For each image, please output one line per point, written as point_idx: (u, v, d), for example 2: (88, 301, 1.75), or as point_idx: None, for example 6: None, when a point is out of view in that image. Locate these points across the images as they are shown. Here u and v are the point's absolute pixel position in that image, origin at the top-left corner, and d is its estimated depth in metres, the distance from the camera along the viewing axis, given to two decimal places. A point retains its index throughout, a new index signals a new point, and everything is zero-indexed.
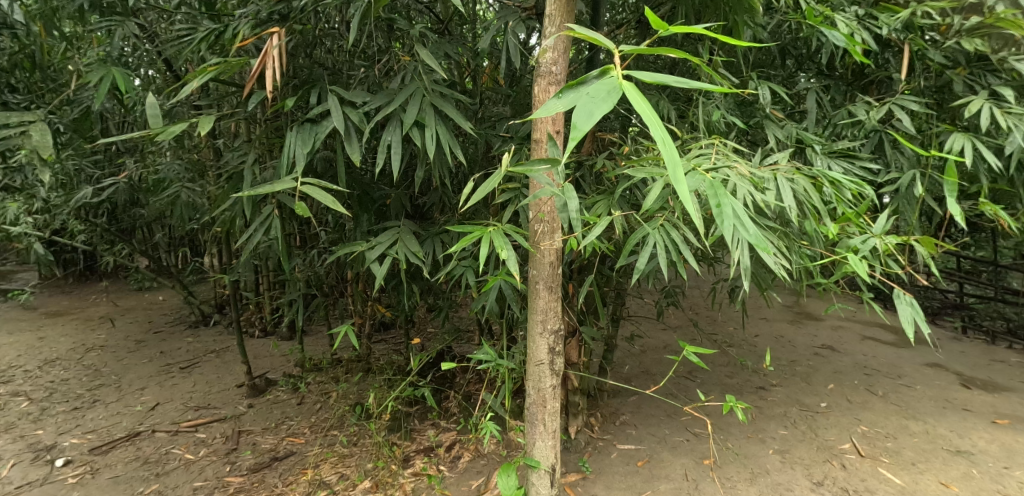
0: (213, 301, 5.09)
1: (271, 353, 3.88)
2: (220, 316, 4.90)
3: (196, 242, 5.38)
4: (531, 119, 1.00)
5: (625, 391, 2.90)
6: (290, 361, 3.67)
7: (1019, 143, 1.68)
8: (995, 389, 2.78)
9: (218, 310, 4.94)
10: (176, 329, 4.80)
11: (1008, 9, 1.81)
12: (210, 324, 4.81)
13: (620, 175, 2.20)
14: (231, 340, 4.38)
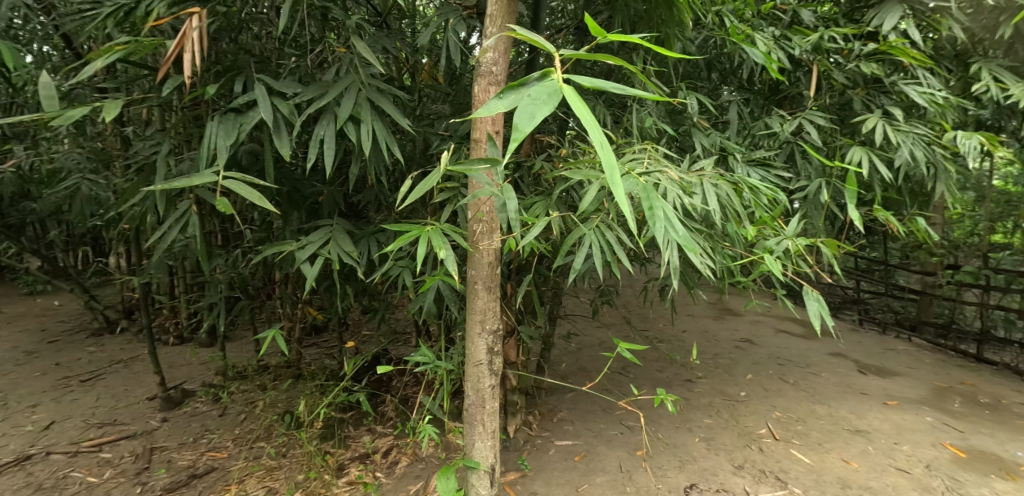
0: (118, 306, 4.62)
1: (188, 362, 3.58)
2: (128, 322, 4.46)
3: (99, 240, 4.86)
4: (472, 118, 0.99)
5: (562, 389, 2.97)
6: (211, 369, 3.40)
7: (907, 157, 1.90)
8: (886, 375, 3.11)
9: (126, 315, 4.50)
10: (75, 337, 4.31)
11: (900, 38, 2.02)
12: (116, 331, 4.36)
13: (557, 177, 2.28)
14: (141, 348, 3.99)
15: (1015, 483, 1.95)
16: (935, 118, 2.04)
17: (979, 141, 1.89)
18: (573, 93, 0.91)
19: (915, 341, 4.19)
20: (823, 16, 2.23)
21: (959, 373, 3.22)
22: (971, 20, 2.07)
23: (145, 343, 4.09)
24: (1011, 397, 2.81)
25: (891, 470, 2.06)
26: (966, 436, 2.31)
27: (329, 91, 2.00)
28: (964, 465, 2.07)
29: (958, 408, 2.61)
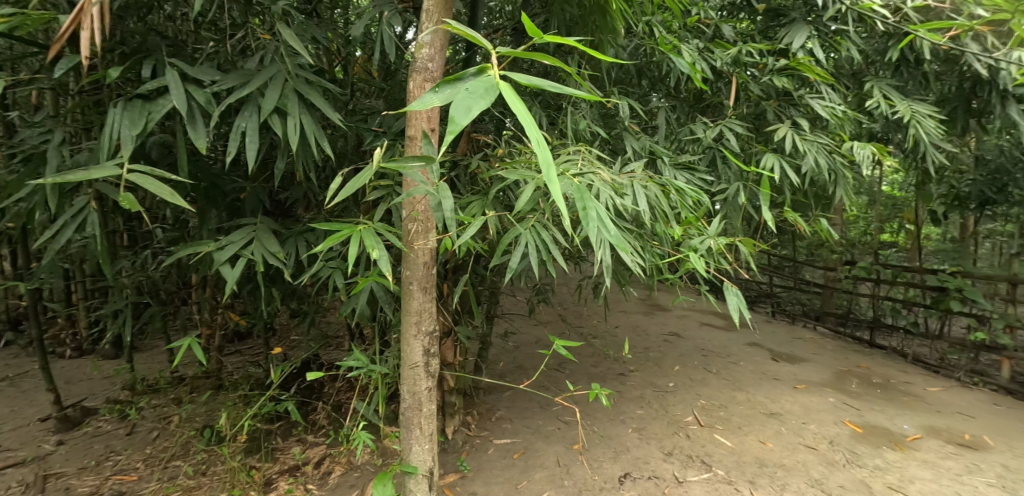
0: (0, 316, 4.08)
1: (89, 376, 3.22)
2: (14, 334, 3.95)
3: None
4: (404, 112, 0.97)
5: (499, 387, 3.00)
6: (116, 384, 3.08)
7: (812, 163, 2.09)
8: (795, 361, 3.41)
9: (12, 327, 3.99)
10: None
11: (807, 56, 2.21)
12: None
13: (494, 177, 2.29)
14: (30, 364, 3.54)
15: (903, 451, 2.21)
16: (836, 129, 2.26)
17: (871, 151, 2.11)
18: (510, 91, 0.92)
19: (820, 330, 4.62)
20: (742, 31, 2.39)
21: (856, 358, 3.59)
22: (866, 43, 2.32)
23: (35, 358, 3.63)
24: (898, 377, 3.17)
25: (801, 448, 2.26)
26: (862, 413, 2.57)
27: (251, 80, 1.87)
28: (861, 439, 2.32)
29: (854, 389, 2.92)
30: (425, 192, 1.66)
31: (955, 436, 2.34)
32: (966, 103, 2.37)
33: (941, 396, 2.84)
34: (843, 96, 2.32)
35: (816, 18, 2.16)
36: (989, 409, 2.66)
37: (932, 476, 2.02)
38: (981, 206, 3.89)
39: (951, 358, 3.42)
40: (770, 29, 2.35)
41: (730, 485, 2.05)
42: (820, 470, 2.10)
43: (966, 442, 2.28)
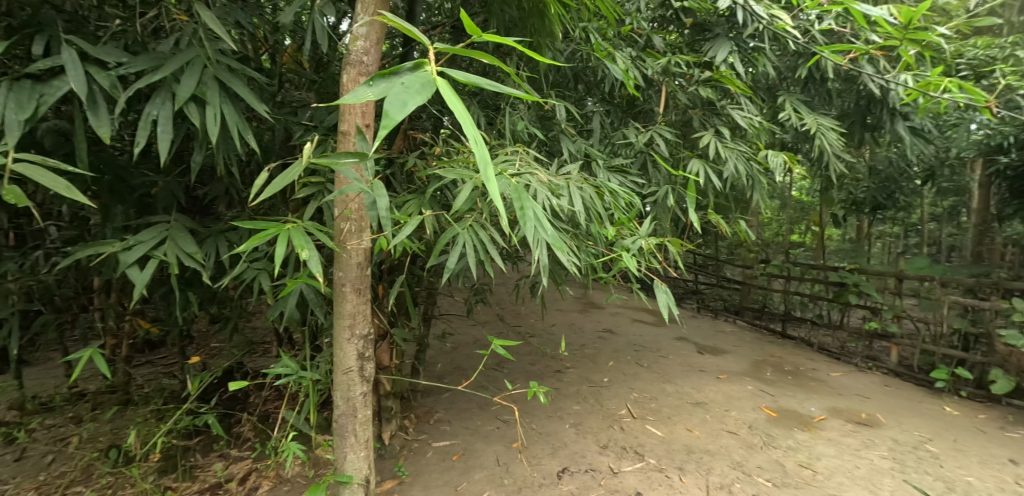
0: None
1: None
2: None
3: None
4: (337, 105, 0.96)
5: (437, 390, 2.97)
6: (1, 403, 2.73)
7: (732, 169, 2.24)
8: (718, 353, 3.66)
9: None
10: None
11: (728, 69, 2.37)
12: None
13: (431, 176, 2.26)
14: None
15: (811, 432, 2.43)
16: (753, 138, 2.44)
17: (783, 159, 2.31)
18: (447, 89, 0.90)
19: (739, 323, 4.86)
20: (671, 43, 2.51)
21: (770, 348, 3.90)
22: (780, 60, 2.53)
23: None
24: (806, 364, 3.48)
25: (723, 434, 2.42)
26: (776, 399, 2.80)
27: (164, 64, 1.69)
28: (776, 423, 2.53)
29: (769, 376, 3.17)
30: (359, 190, 1.59)
31: (854, 416, 2.60)
32: (862, 118, 2.59)
33: (842, 380, 3.16)
34: (759, 108, 2.51)
35: (736, 34, 2.33)
36: (880, 390, 2.99)
37: (836, 452, 2.24)
38: (872, 209, 4.35)
39: (850, 345, 3.72)
40: (695, 42, 2.50)
41: (662, 472, 2.16)
42: (741, 453, 2.26)
43: (863, 420, 2.55)
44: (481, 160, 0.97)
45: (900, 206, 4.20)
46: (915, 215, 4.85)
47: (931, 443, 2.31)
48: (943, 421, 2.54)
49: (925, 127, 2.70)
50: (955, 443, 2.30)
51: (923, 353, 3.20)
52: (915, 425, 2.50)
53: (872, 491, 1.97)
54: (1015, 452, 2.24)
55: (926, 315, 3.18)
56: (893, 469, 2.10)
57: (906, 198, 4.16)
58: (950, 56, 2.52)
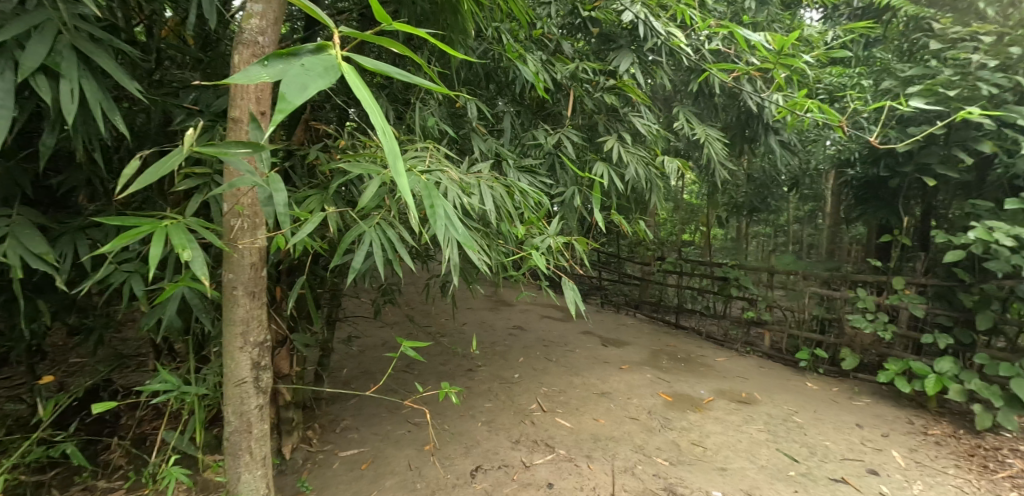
0: None
1: None
2: None
3: None
4: (225, 85, 0.84)
5: (343, 396, 2.83)
6: None
7: (632, 171, 2.40)
8: (620, 345, 3.88)
9: None
10: None
11: (630, 79, 2.53)
12: None
13: (335, 170, 2.11)
14: None
15: (701, 412, 2.69)
16: (652, 144, 2.62)
17: (677, 165, 2.52)
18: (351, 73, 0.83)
19: (639, 316, 5.15)
20: (579, 50, 2.60)
21: (665, 338, 4.23)
22: (675, 74, 2.74)
23: None
24: (696, 351, 3.84)
25: (626, 420, 2.59)
26: (672, 385, 3.05)
27: (4, 25, 1.38)
28: (671, 406, 2.76)
29: (665, 364, 3.45)
30: (252, 184, 1.39)
31: (736, 395, 2.92)
32: (742, 130, 2.93)
33: (726, 364, 3.52)
34: (656, 117, 2.71)
35: (637, 47, 2.51)
36: (756, 371, 3.39)
37: (722, 429, 2.51)
38: (749, 212, 4.87)
39: (733, 332, 4.14)
40: (601, 51, 2.62)
41: (571, 462, 2.25)
42: (642, 437, 2.44)
43: (743, 398, 2.88)
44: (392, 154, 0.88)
45: (770, 209, 4.75)
46: (782, 217, 5.51)
47: (797, 414, 2.67)
48: (807, 395, 2.94)
49: (792, 142, 3.11)
50: (815, 413, 2.68)
51: (791, 337, 3.63)
52: (784, 400, 2.87)
53: (753, 461, 2.23)
54: (860, 417, 2.66)
55: (792, 304, 3.63)
56: (768, 440, 2.40)
57: (776, 203, 4.70)
58: (813, 80, 2.92)
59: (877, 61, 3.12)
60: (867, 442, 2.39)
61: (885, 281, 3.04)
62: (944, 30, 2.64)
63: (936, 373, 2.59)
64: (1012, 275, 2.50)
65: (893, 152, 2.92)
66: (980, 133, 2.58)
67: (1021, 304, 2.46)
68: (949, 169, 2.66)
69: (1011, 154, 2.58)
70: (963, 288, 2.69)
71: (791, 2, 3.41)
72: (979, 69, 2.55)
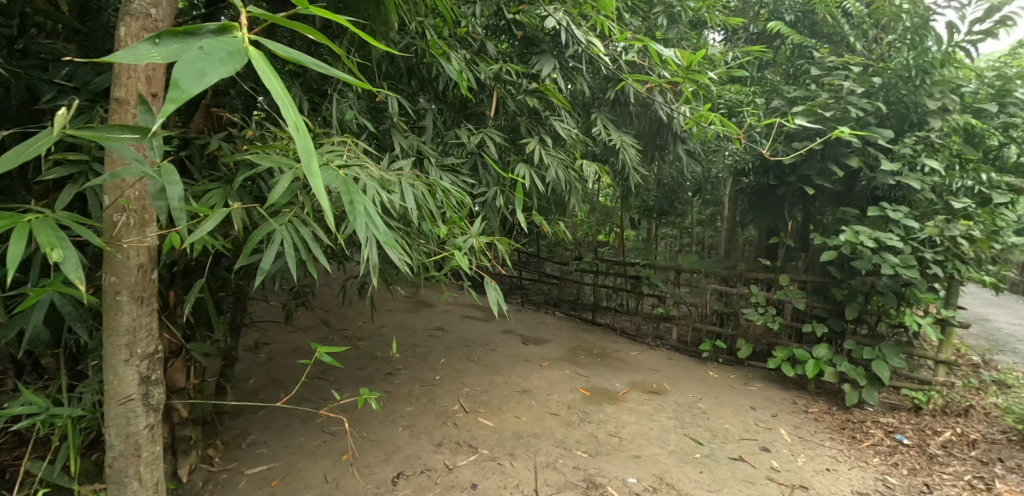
0: None
1: None
2: None
3: None
4: (108, 61, 0.76)
5: (250, 408, 2.63)
6: None
7: (552, 173, 2.46)
8: (541, 343, 3.96)
9: None
10: None
11: (552, 83, 2.60)
12: None
13: (240, 162, 1.92)
14: None
15: (617, 404, 2.83)
16: (571, 148, 2.71)
17: (595, 169, 2.65)
18: (261, 60, 0.79)
19: (558, 314, 5.25)
20: (502, 51, 2.61)
21: (582, 335, 4.38)
22: (596, 82, 2.85)
23: None
24: (611, 346, 4.03)
25: (547, 416, 2.66)
26: (589, 379, 3.18)
27: None
28: (589, 400, 2.87)
29: (583, 359, 3.59)
30: (140, 174, 1.17)
31: (648, 386, 3.12)
32: (653, 139, 3.15)
33: (639, 357, 3.74)
34: (576, 121, 2.83)
35: (559, 53, 2.58)
36: (665, 362, 3.65)
37: (636, 419, 2.66)
38: (658, 214, 5.19)
39: (644, 327, 4.38)
40: (524, 54, 2.66)
41: (494, 461, 2.26)
42: (562, 432, 2.51)
43: (654, 389, 3.08)
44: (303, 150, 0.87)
45: (677, 213, 5.09)
46: (687, 220, 5.90)
47: (701, 401, 2.91)
48: (709, 383, 3.21)
49: (697, 151, 3.37)
50: (716, 399, 2.95)
51: (695, 331, 3.95)
52: (690, 388, 3.12)
53: (664, 447, 2.40)
54: (753, 400, 2.97)
55: (696, 300, 3.94)
56: (676, 426, 2.60)
57: (682, 206, 5.05)
58: (716, 95, 3.19)
59: (769, 82, 3.49)
60: (760, 423, 2.68)
61: (773, 279, 3.41)
62: (822, 59, 3.03)
63: (815, 358, 2.97)
64: (872, 272, 2.92)
65: (780, 165, 3.26)
66: (850, 150, 2.99)
67: (879, 297, 2.88)
68: (824, 181, 3.06)
69: (873, 169, 3.00)
70: (835, 284, 3.09)
71: (698, 23, 3.71)
72: (849, 94, 2.95)
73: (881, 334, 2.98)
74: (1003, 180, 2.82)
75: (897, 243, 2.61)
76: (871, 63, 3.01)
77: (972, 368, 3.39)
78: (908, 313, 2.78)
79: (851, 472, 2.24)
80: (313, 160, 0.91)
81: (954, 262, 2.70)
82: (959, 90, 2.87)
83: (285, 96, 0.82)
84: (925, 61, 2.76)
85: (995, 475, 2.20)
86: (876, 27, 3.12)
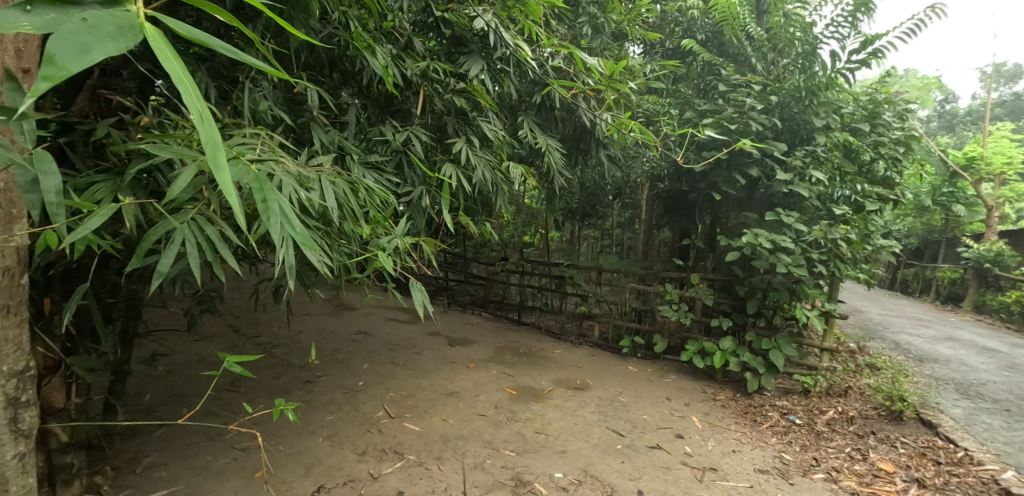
0: None
1: None
2: None
3: None
4: None
5: (147, 428, 2.37)
6: None
7: (478, 174, 2.45)
8: (467, 344, 3.93)
9: None
10: None
11: (480, 84, 2.60)
12: None
13: (133, 152, 1.68)
14: None
15: (543, 402, 2.89)
16: (498, 149, 2.74)
17: (521, 171, 2.70)
18: (159, 38, 0.69)
19: (485, 315, 5.22)
20: (430, 49, 2.58)
21: (509, 335, 4.42)
22: (521, 85, 2.91)
23: None
24: (536, 345, 4.11)
25: (474, 417, 2.65)
26: (516, 378, 3.22)
27: None
28: (515, 399, 2.91)
29: (509, 359, 3.62)
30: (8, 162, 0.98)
31: (572, 383, 3.21)
32: (577, 143, 3.27)
33: (563, 355, 3.84)
34: (503, 123, 2.87)
35: (487, 55, 2.59)
36: (587, 359, 3.78)
37: (561, 415, 2.74)
38: (581, 217, 5.35)
39: (568, 326, 4.51)
40: (452, 53, 2.66)
41: (421, 466, 2.21)
42: (489, 432, 2.52)
43: (578, 385, 3.19)
44: (210, 144, 0.77)
45: (598, 215, 5.28)
46: (607, 222, 6.13)
47: (621, 394, 3.07)
48: (629, 377, 3.38)
49: (618, 157, 3.55)
50: (635, 391, 3.12)
51: (615, 327, 4.14)
52: (611, 382, 3.27)
53: (587, 441, 2.49)
54: (668, 391, 3.18)
55: (616, 299, 4.11)
56: (599, 420, 2.71)
57: (602, 209, 5.25)
58: (635, 103, 3.36)
59: (682, 94, 3.76)
60: (674, 412, 2.87)
61: (685, 278, 3.67)
62: (728, 76, 3.36)
63: (721, 350, 3.24)
64: (768, 272, 3.24)
65: (692, 172, 3.51)
66: (751, 160, 3.30)
67: (774, 293, 3.20)
68: (730, 188, 3.36)
69: (770, 178, 3.33)
70: (738, 282, 3.39)
71: (620, 35, 3.89)
72: (750, 109, 3.26)
73: (776, 326, 3.33)
74: (873, 191, 3.28)
75: (790, 245, 2.92)
76: (769, 83, 3.34)
77: (850, 354, 3.86)
78: (799, 307, 3.15)
79: (753, 452, 2.47)
80: (221, 155, 0.81)
81: (836, 262, 3.09)
82: (839, 111, 3.27)
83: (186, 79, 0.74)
84: (814, 83, 3.10)
85: (868, 446, 2.54)
86: (774, 51, 3.50)
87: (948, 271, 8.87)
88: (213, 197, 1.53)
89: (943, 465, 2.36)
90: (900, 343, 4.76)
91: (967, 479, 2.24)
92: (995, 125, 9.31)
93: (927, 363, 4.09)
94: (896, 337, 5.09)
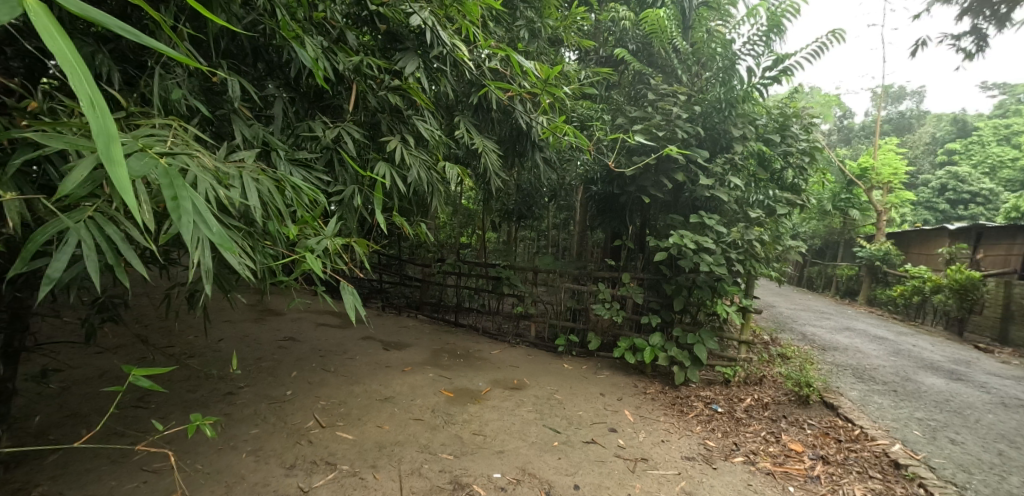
0: None
1: None
2: None
3: None
4: None
5: (35, 454, 2.09)
6: None
7: (412, 173, 2.38)
8: (401, 348, 3.82)
9: None
10: None
11: (416, 83, 2.55)
12: None
13: (17, 140, 1.46)
14: None
15: (481, 403, 2.88)
16: (434, 149, 2.69)
17: (457, 172, 2.67)
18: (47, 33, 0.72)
19: (421, 317, 5.11)
20: (364, 43, 2.52)
21: (445, 337, 4.36)
22: (458, 85, 2.89)
23: None
24: (473, 346, 4.08)
25: (410, 422, 2.59)
26: (453, 381, 3.18)
27: None
28: (453, 402, 2.87)
29: (445, 361, 3.57)
30: None
31: (509, 383, 3.24)
32: (513, 145, 3.32)
33: (500, 355, 3.85)
34: (440, 123, 2.84)
35: (423, 53, 2.56)
36: (524, 358, 3.83)
37: (498, 416, 2.75)
38: (516, 218, 5.39)
39: (505, 326, 4.53)
40: (387, 49, 2.60)
41: (356, 476, 2.12)
42: (426, 436, 2.47)
43: (515, 384, 3.22)
44: (100, 133, 0.80)
45: (533, 216, 5.35)
46: (543, 223, 6.23)
47: (557, 392, 3.13)
48: (565, 375, 3.46)
49: (553, 160, 3.63)
50: (571, 389, 3.20)
51: (551, 326, 4.22)
52: (547, 380, 3.33)
53: (525, 439, 2.52)
54: (602, 387, 3.29)
55: (551, 298, 4.19)
56: (536, 418, 2.75)
57: (537, 211, 5.33)
58: (570, 108, 3.46)
59: (615, 101, 3.91)
60: (608, 406, 2.98)
61: (616, 277, 3.82)
62: (657, 86, 3.54)
63: (651, 345, 3.39)
64: (693, 271, 3.45)
65: (623, 176, 3.67)
66: (676, 166, 3.50)
67: (698, 291, 3.41)
68: (658, 192, 3.54)
69: (694, 183, 3.54)
70: (665, 280, 3.58)
71: (557, 41, 3.98)
72: (676, 118, 3.45)
73: (700, 321, 3.57)
74: (783, 196, 3.66)
75: (711, 245, 3.13)
76: (693, 94, 3.58)
77: (765, 346, 4.21)
78: (719, 303, 3.38)
79: (681, 440, 2.63)
80: (115, 146, 0.84)
81: (751, 261, 3.35)
82: (753, 123, 3.58)
83: (75, 67, 0.79)
84: (733, 96, 3.43)
85: (781, 429, 2.78)
86: (698, 64, 3.73)
87: (846, 268, 9.93)
88: (115, 194, 1.31)
89: (843, 442, 2.64)
90: (807, 335, 5.24)
91: (863, 454, 2.53)
92: (883, 139, 10.45)
93: (830, 351, 4.55)
94: (803, 329, 5.60)
